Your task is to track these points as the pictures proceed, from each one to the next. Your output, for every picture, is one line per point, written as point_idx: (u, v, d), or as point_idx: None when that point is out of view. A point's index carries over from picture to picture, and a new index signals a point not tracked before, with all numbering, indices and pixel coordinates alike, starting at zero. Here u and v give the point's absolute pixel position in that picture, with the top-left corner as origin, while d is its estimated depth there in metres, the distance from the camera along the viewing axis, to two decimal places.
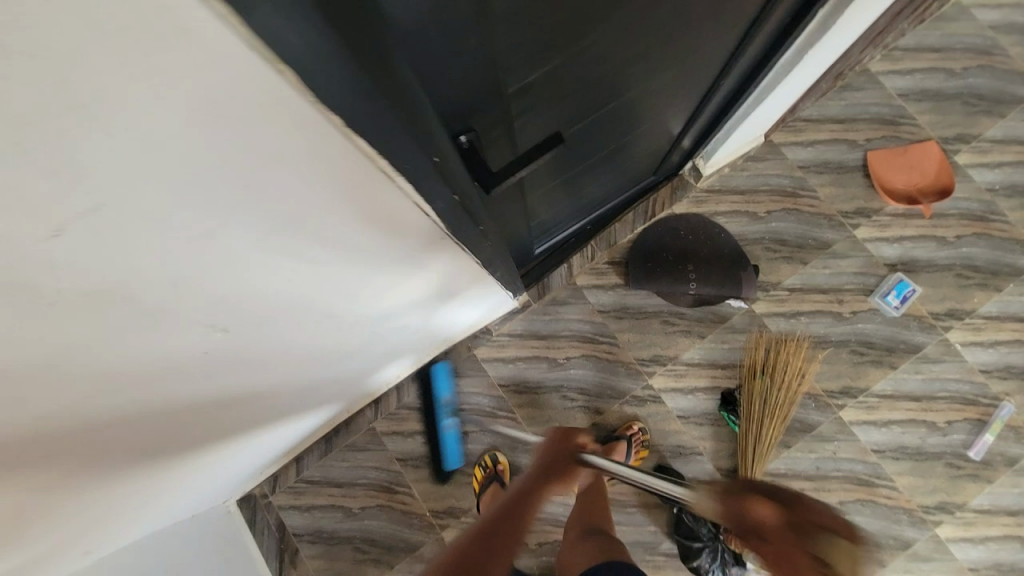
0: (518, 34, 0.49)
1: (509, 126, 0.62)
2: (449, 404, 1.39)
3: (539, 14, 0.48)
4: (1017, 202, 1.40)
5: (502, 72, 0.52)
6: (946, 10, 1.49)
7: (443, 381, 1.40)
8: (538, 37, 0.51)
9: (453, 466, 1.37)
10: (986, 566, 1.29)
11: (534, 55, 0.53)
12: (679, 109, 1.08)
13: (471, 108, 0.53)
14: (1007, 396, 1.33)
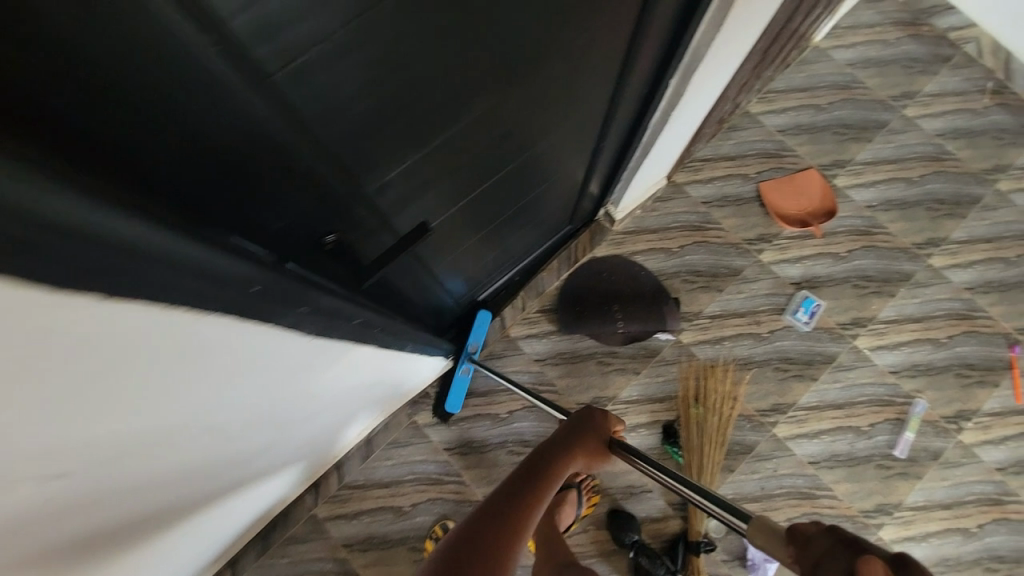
0: (364, 141, 0.48)
1: (386, 216, 0.60)
2: (473, 350, 1.40)
3: (382, 121, 0.47)
4: (894, 215, 1.55)
5: (361, 177, 0.52)
6: (807, 54, 1.68)
7: (481, 327, 1.40)
8: (390, 141, 0.50)
9: (451, 411, 1.38)
10: (933, 563, 1.33)
11: (389, 154, 0.52)
12: (577, 166, 1.12)
13: (332, 214, 0.52)
14: (919, 393, 1.43)
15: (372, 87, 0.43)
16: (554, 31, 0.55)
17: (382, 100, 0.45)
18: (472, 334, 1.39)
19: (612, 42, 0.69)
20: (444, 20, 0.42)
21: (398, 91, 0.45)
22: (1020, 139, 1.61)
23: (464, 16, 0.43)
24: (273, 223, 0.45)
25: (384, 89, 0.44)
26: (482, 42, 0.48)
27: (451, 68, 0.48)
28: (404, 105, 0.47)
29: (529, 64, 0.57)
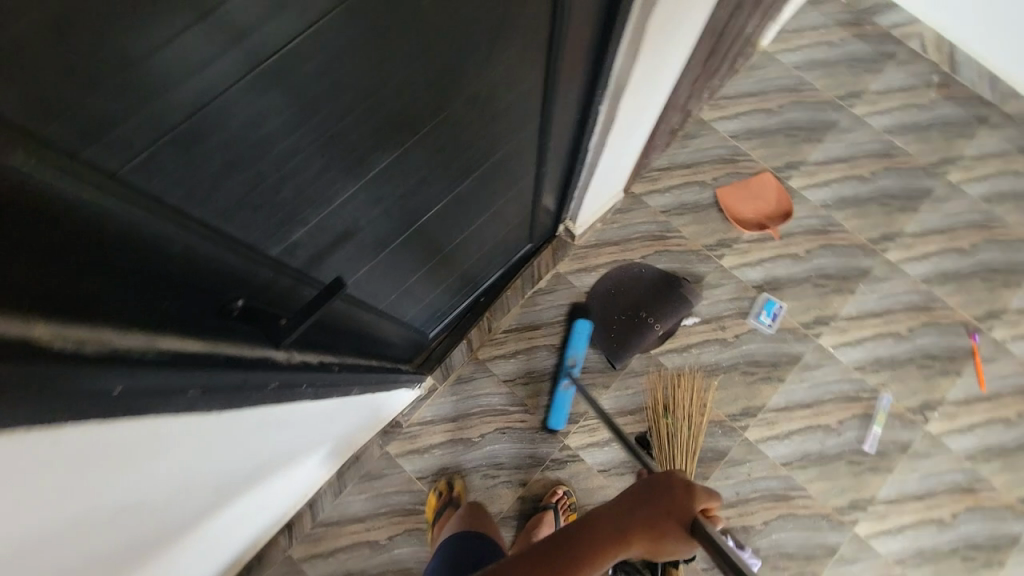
0: (252, 209, 0.47)
1: (297, 273, 0.59)
2: (574, 363, 1.45)
3: (270, 187, 0.46)
4: (849, 212, 1.58)
5: (264, 242, 0.51)
6: (755, 60, 1.71)
7: (579, 340, 1.46)
8: (285, 204, 0.50)
9: (556, 426, 1.42)
10: (910, 556, 1.34)
11: (287, 215, 0.51)
12: (524, 192, 1.13)
13: (230, 281, 0.51)
14: (884, 386, 1.44)
15: (248, 159, 0.42)
16: (447, 81, 0.56)
17: (273, 170, 0.45)
18: (573, 345, 1.45)
19: (527, 81, 0.70)
20: (317, 88, 0.42)
21: (284, 161, 0.46)
22: (966, 130, 1.65)
23: (339, 82, 0.44)
24: (168, 302, 0.44)
25: (264, 159, 0.43)
26: (366, 99, 0.48)
27: (337, 128, 0.48)
28: (291, 169, 0.47)
29: (428, 113, 0.58)
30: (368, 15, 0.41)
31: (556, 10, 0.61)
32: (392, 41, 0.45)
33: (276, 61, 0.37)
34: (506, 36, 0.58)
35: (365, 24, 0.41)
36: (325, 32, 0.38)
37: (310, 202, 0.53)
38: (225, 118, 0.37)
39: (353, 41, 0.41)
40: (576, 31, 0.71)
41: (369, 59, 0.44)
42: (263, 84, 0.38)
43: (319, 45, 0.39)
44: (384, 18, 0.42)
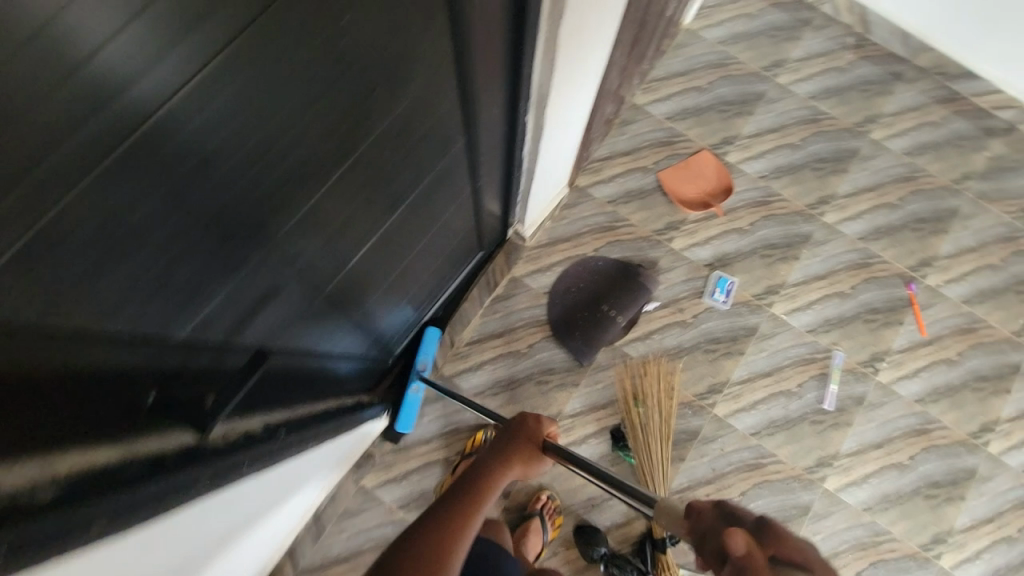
0: (148, 298, 0.42)
1: (219, 347, 0.55)
2: (425, 367, 1.37)
3: (165, 270, 0.42)
4: (786, 180, 1.63)
5: (171, 328, 0.46)
6: (680, 38, 1.71)
7: (431, 343, 1.38)
8: (188, 284, 0.45)
9: (403, 429, 1.35)
10: (877, 502, 1.41)
11: (193, 295, 0.47)
12: (463, 209, 1.11)
13: (137, 377, 0.46)
14: (836, 345, 1.51)
15: (129, 248, 0.37)
16: (355, 125, 0.52)
17: (160, 252, 0.40)
18: (423, 350, 1.37)
19: (443, 108, 0.67)
20: (199, 156, 0.38)
21: (173, 240, 0.41)
22: (885, 88, 1.71)
23: (225, 145, 0.40)
24: (55, 418, 0.39)
25: (150, 244, 0.39)
26: (258, 161, 0.44)
27: (229, 196, 0.43)
28: (186, 246, 0.42)
29: (339, 161, 0.54)
30: (247, 71, 0.37)
31: (458, 39, 0.59)
32: (281, 94, 0.41)
33: (142, 135, 0.33)
34: (412, 70, 0.55)
35: (246, 80, 0.37)
36: (196, 94, 0.35)
37: (216, 277, 0.48)
38: (90, 208, 0.33)
39: (233, 101, 0.38)
40: (488, 53, 0.68)
41: (250, 119, 0.40)
42: (131, 163, 0.33)
43: (193, 109, 0.35)
44: (268, 71, 0.39)
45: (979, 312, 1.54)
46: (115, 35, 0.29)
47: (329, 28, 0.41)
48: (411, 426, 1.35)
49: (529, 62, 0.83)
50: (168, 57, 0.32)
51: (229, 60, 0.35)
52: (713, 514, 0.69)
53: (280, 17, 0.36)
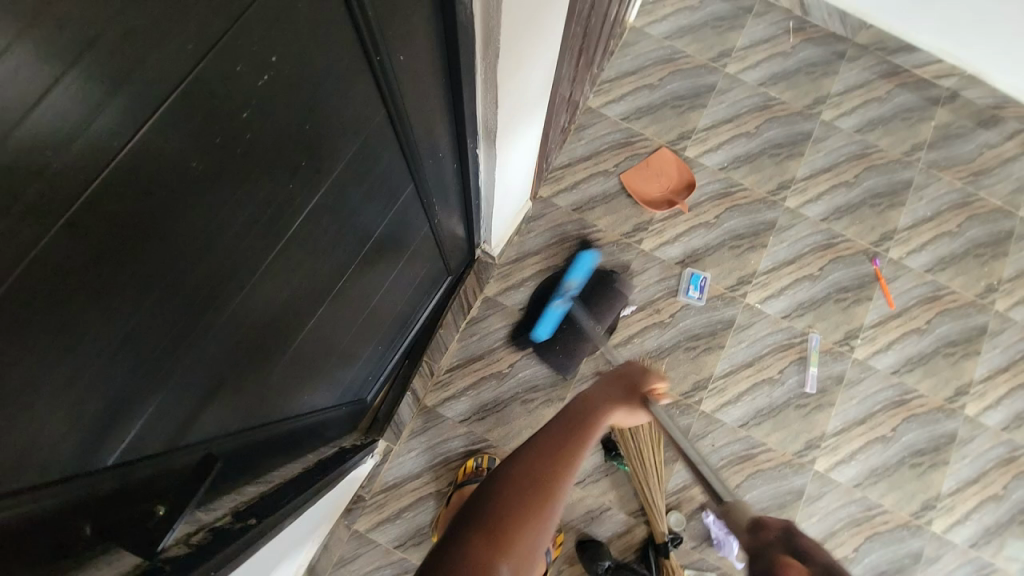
0: (61, 428, 0.38)
1: (156, 458, 0.51)
2: (569, 287, 1.48)
3: (78, 396, 0.38)
4: (745, 170, 1.64)
5: (90, 454, 0.42)
6: (626, 37, 1.71)
7: (581, 265, 1.50)
8: (109, 399, 0.41)
9: (539, 337, 1.45)
10: (866, 477, 1.44)
11: (116, 408, 0.43)
12: (424, 247, 1.07)
13: (67, 511, 0.41)
14: (811, 327, 1.53)
15: (27, 388, 0.33)
16: (283, 206, 0.49)
17: (64, 386, 0.36)
18: (573, 272, 1.48)
19: (384, 165, 0.64)
20: (103, 274, 0.34)
21: (81, 370, 0.37)
22: (829, 68, 1.73)
23: (133, 257, 0.36)
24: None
25: (54, 376, 0.35)
26: (173, 266, 0.40)
27: (143, 308, 0.40)
28: (99, 366, 0.38)
29: (267, 244, 0.50)
30: (146, 179, 0.33)
31: (388, 105, 0.56)
32: (192, 193, 0.38)
33: (25, 271, 0.29)
34: (340, 140, 0.52)
35: (147, 189, 0.34)
36: (88, 216, 0.31)
37: (138, 391, 0.44)
38: None
39: (136, 213, 0.34)
40: (427, 105, 0.64)
41: (158, 229, 0.36)
42: (15, 303, 0.29)
43: (86, 232, 0.31)
44: (168, 175, 0.35)
45: (942, 279, 1.58)
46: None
47: (238, 117, 0.38)
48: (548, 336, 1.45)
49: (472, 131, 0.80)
50: (37, 186, 0.27)
51: (120, 172, 0.31)
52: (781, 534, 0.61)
53: (175, 118, 0.33)
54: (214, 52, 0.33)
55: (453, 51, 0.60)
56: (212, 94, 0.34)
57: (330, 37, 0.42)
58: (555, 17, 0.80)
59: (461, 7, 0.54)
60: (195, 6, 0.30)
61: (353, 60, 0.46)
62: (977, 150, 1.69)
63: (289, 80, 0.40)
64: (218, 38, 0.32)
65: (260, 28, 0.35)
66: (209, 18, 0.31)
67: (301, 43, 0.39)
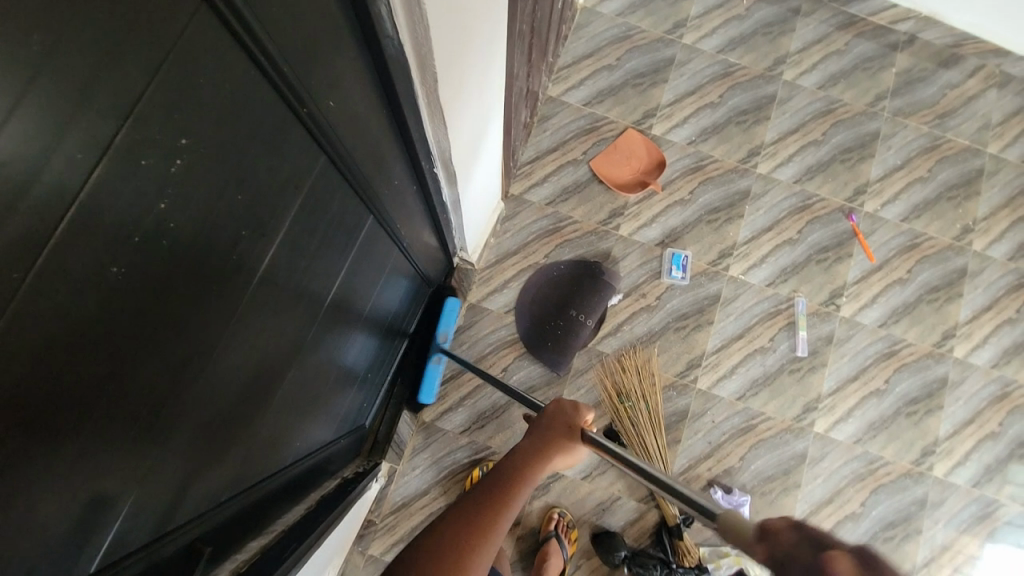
0: (29, 563, 0.35)
1: (149, 550, 0.50)
2: (443, 339, 1.40)
3: (41, 526, 0.35)
4: (713, 141, 1.62)
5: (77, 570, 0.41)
6: (578, 19, 1.66)
7: (449, 316, 1.41)
8: (77, 518, 0.39)
9: (426, 400, 1.37)
10: (865, 432, 1.46)
11: (96, 518, 0.41)
12: (398, 268, 1.05)
13: None
14: (796, 292, 1.53)
15: None
16: (230, 278, 0.46)
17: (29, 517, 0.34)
18: (443, 324, 1.40)
19: (337, 204, 0.61)
20: (35, 403, 0.31)
21: (47, 495, 0.35)
22: (786, 26, 1.70)
23: (71, 375, 0.33)
24: None
25: (10, 514, 0.32)
26: (126, 368, 0.38)
27: (99, 416, 0.37)
28: (59, 492, 0.36)
29: (226, 317, 0.48)
30: (63, 295, 0.30)
31: (329, 151, 0.53)
32: (124, 295, 0.35)
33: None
34: (282, 198, 0.49)
35: (75, 308, 0.31)
36: (6, 352, 0.28)
37: (115, 495, 0.42)
38: None
39: (69, 333, 0.32)
40: (373, 138, 0.62)
41: (98, 340, 0.34)
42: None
43: (8, 368, 0.29)
44: (100, 287, 0.33)
45: (919, 226, 1.59)
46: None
47: (164, 210, 0.35)
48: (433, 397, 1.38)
49: (426, 153, 0.78)
50: None
51: (42, 300, 0.29)
52: (793, 534, 0.54)
53: (93, 233, 0.31)
54: (115, 153, 0.30)
55: (389, 82, 0.58)
56: (123, 193, 0.32)
57: (248, 102, 0.39)
58: (495, 26, 0.77)
59: (389, 40, 0.51)
60: (76, 111, 0.27)
61: (279, 117, 0.44)
62: (940, 92, 1.68)
63: (209, 156, 0.38)
64: (116, 136, 0.30)
65: (163, 114, 0.32)
66: (99, 124, 0.29)
67: (215, 118, 0.37)
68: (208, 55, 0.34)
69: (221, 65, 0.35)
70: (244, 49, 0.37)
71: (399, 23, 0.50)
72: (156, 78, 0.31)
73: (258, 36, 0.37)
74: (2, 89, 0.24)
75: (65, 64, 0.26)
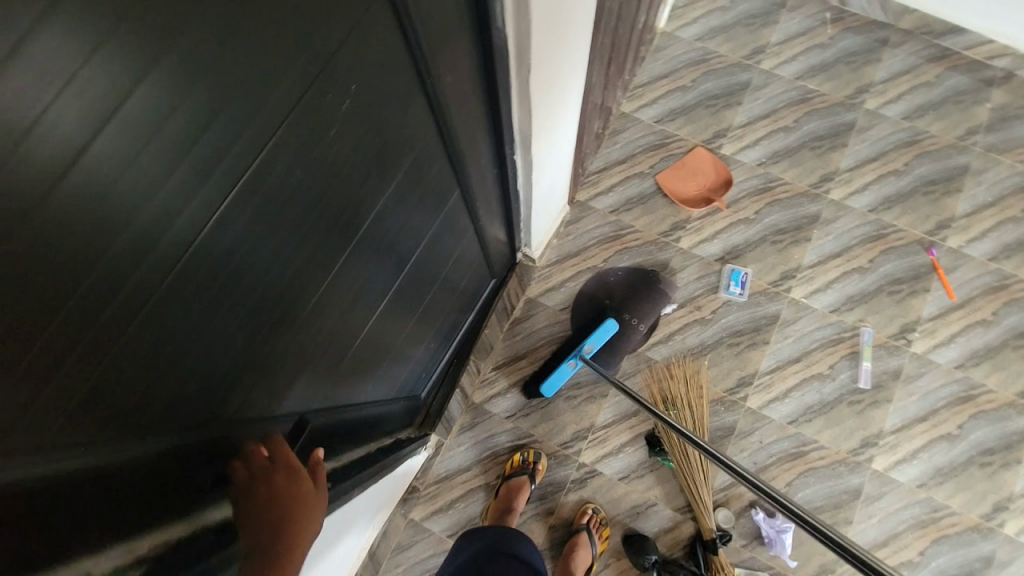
0: (185, 398, 0.48)
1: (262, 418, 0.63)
2: (588, 349, 1.43)
3: (202, 367, 0.48)
4: (785, 164, 1.62)
5: (215, 411, 0.54)
6: (657, 42, 1.74)
7: (602, 331, 1.44)
8: (210, 387, 0.51)
9: (546, 392, 1.44)
10: (930, 477, 1.37)
11: (233, 374, 0.54)
12: (471, 247, 1.15)
13: (196, 453, 0.53)
14: (862, 321, 1.48)
15: (179, 353, 0.44)
16: (354, 208, 0.58)
17: (201, 352, 0.47)
18: (593, 336, 1.43)
19: (433, 171, 0.72)
20: (224, 264, 0.44)
21: (212, 339, 0.48)
22: (872, 56, 1.69)
23: (249, 249, 0.46)
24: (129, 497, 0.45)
25: (193, 345, 0.45)
26: (277, 257, 0.50)
27: (254, 293, 0.50)
28: (221, 340, 0.49)
29: (344, 241, 0.60)
30: (261, 189, 0.43)
31: (439, 119, 0.64)
32: (288, 195, 0.47)
33: (159, 291, 0.39)
34: (399, 150, 0.60)
35: (262, 198, 0.44)
36: (221, 219, 0.41)
37: (248, 360, 0.55)
38: (155, 327, 0.40)
39: (255, 218, 0.44)
40: (471, 121, 0.74)
41: (268, 228, 0.47)
42: (164, 299, 0.40)
43: (216, 232, 0.41)
44: (281, 186, 0.45)
45: (1008, 267, 1.49)
46: (130, 220, 0.34)
47: (326, 137, 0.47)
48: (552, 392, 1.44)
49: (510, 143, 0.88)
50: (200, 193, 0.38)
51: (248, 184, 0.41)
52: None
53: (286, 144, 0.43)
54: (314, 89, 0.42)
55: (491, 72, 0.68)
56: (310, 119, 0.44)
57: (394, 67, 0.51)
58: (582, 32, 0.85)
59: (497, 32, 0.61)
60: (303, 57, 0.39)
61: (404, 83, 0.54)
62: None
63: (360, 105, 0.49)
64: (297, 95, 0.41)
65: (328, 79, 0.43)
66: (311, 66, 0.40)
67: (368, 75, 0.48)
68: (361, 34, 0.44)
69: (383, 31, 0.46)
70: (398, 20, 0.47)
71: (506, 16, 0.59)
72: (347, 37, 0.42)
73: (404, 14, 0.47)
74: (268, 39, 0.35)
75: (277, 43, 0.36)
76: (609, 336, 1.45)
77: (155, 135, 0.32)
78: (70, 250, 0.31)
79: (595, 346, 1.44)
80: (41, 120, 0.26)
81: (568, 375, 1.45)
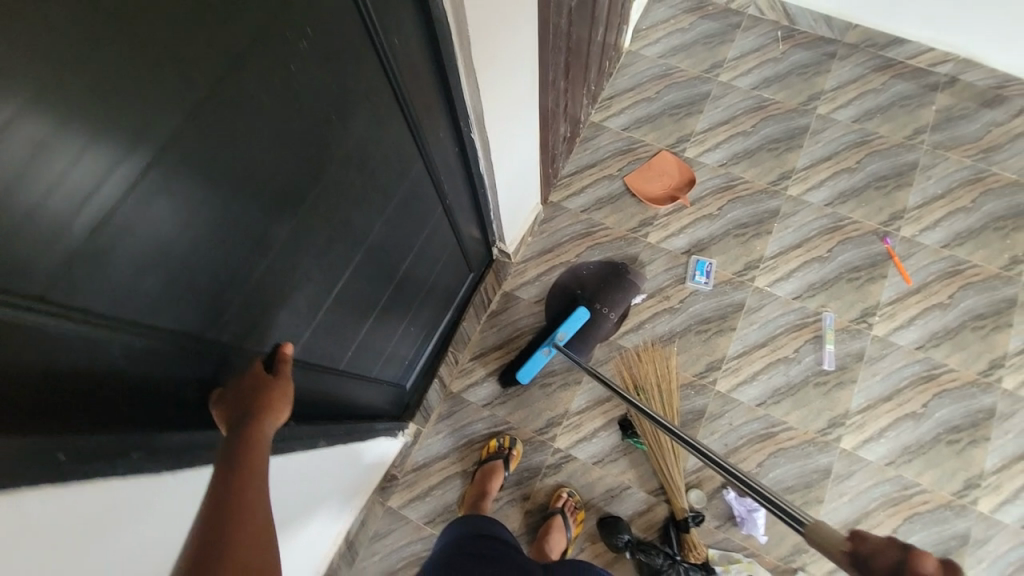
0: (174, 307, 0.54)
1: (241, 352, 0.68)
2: (561, 337, 1.48)
3: (188, 278, 0.54)
4: (744, 165, 1.73)
5: (198, 330, 0.59)
6: (623, 60, 1.89)
7: (573, 319, 1.49)
8: (194, 308, 0.57)
9: (522, 379, 1.49)
10: (899, 455, 1.40)
11: (216, 296, 0.59)
12: (444, 232, 1.21)
13: (176, 368, 0.59)
14: (824, 307, 1.54)
15: (165, 257, 0.50)
16: (318, 149, 0.65)
17: (186, 263, 0.53)
18: (565, 324, 1.48)
19: (392, 135, 0.80)
20: (205, 178, 0.51)
21: (198, 253, 0.54)
22: (821, 68, 1.83)
23: (225, 168, 0.53)
24: (108, 388, 0.51)
25: (179, 252, 0.52)
26: (250, 182, 0.57)
27: (232, 212, 0.56)
28: (205, 255, 0.55)
29: (311, 179, 0.67)
30: (233, 112, 0.51)
31: (392, 78, 0.73)
32: (256, 123, 0.54)
33: (131, 205, 0.45)
34: (356, 100, 0.68)
35: (234, 120, 0.51)
36: (202, 135, 0.49)
37: (231, 283, 0.61)
38: (144, 223, 0.47)
39: (229, 140, 0.52)
40: (423, 91, 0.83)
41: (241, 152, 0.54)
42: (154, 198, 0.46)
43: (197, 146, 0.48)
44: (249, 113, 0.53)
45: (962, 253, 1.57)
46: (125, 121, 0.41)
47: (286, 74, 0.55)
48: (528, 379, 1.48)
49: (465, 120, 0.97)
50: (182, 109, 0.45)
51: (221, 107, 0.49)
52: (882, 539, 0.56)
53: (251, 74, 0.51)
54: (273, 29, 0.51)
55: (437, 44, 0.78)
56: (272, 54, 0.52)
57: (344, 20, 0.59)
58: (526, 21, 0.96)
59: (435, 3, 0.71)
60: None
61: (352, 36, 0.62)
62: (984, 128, 1.71)
63: (315, 48, 0.57)
64: (247, 35, 0.48)
65: (278, 20, 0.51)
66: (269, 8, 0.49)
67: (321, 23, 0.56)
68: None
69: None
70: None
71: None
72: None
73: None
74: None
75: None
76: (580, 323, 1.50)
77: (121, 65, 0.39)
78: (57, 152, 0.38)
79: (567, 333, 1.49)
80: (23, 46, 0.33)
81: (543, 363, 1.50)
